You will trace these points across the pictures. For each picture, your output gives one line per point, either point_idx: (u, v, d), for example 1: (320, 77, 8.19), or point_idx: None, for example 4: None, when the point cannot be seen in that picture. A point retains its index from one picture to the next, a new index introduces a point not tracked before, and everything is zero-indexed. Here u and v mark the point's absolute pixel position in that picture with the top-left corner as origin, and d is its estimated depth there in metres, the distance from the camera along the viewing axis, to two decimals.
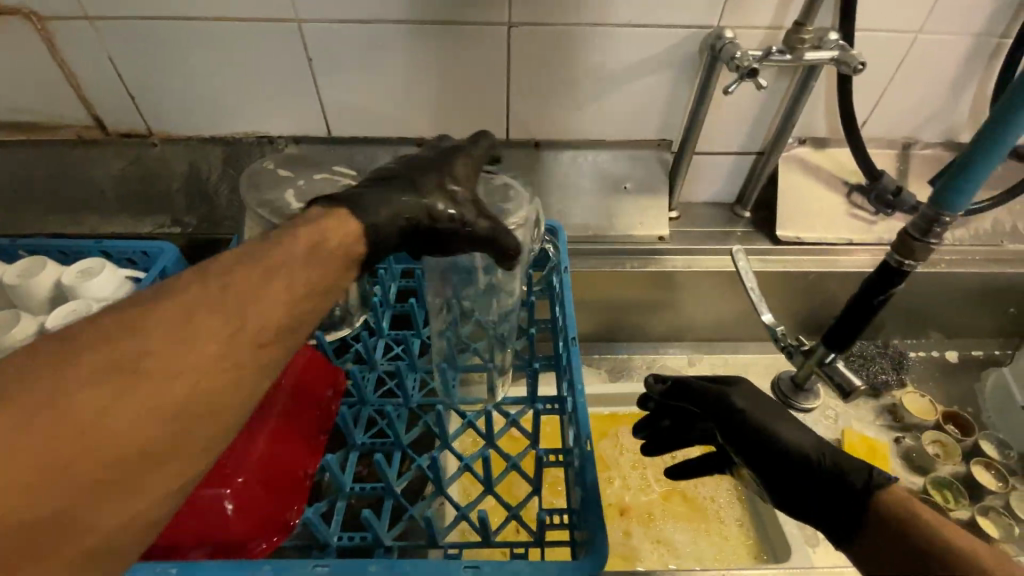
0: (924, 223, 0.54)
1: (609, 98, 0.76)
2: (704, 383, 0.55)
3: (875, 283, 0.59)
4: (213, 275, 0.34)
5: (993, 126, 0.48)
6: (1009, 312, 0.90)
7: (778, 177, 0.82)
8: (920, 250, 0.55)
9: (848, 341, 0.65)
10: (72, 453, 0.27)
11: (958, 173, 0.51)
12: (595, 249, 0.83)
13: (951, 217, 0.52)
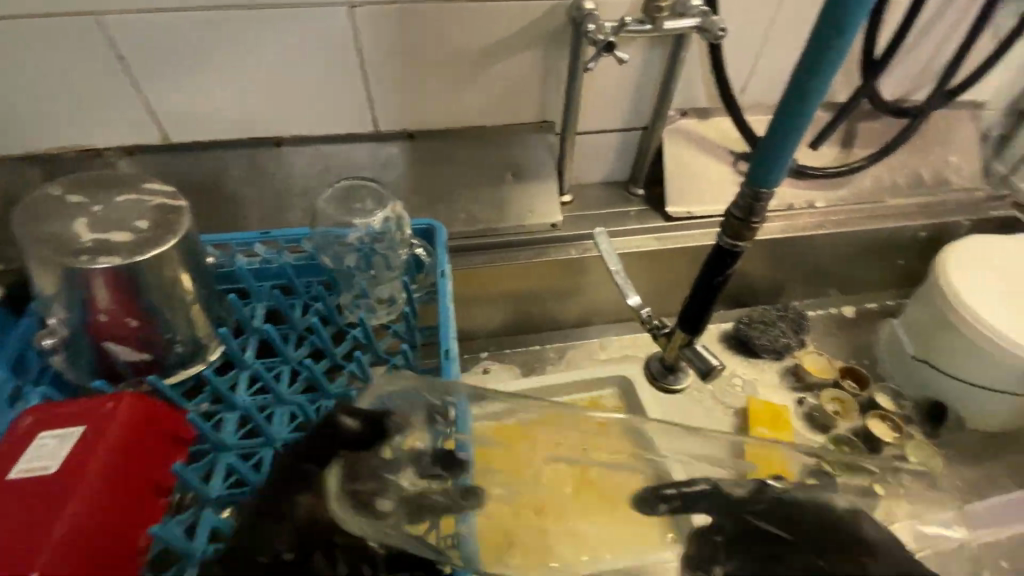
0: (746, 203, 0.53)
1: (478, 81, 0.70)
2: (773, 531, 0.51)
3: (716, 264, 0.59)
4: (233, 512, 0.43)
5: (799, 89, 0.45)
6: (898, 264, 0.93)
7: (665, 150, 0.79)
8: (746, 228, 0.55)
9: (703, 320, 0.65)
10: None
11: (766, 151, 0.49)
12: (487, 243, 0.77)
13: (768, 191, 0.51)
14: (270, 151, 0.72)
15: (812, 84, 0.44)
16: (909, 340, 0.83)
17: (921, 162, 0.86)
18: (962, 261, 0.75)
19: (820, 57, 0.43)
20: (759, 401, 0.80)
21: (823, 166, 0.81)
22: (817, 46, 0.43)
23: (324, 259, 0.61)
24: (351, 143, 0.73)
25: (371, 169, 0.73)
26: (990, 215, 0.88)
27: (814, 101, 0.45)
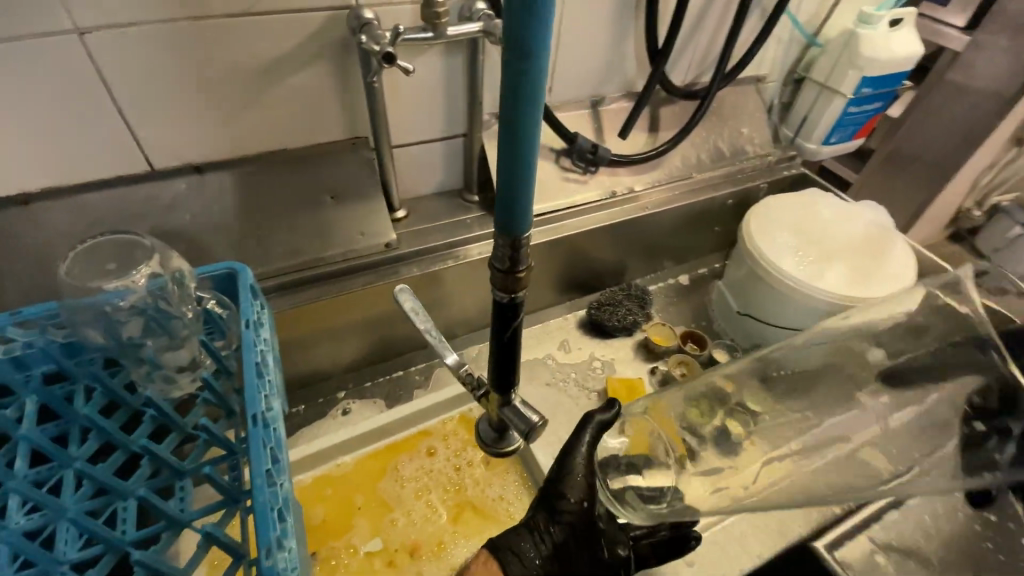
0: (507, 253, 0.43)
1: (267, 102, 0.63)
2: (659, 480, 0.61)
3: (500, 317, 0.47)
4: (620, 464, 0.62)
5: (508, 123, 0.36)
6: (718, 229, 1.03)
7: (489, 154, 0.79)
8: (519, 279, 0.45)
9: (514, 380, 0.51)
10: None
11: (503, 197, 0.39)
12: (315, 276, 0.71)
13: (525, 239, 0.42)
14: (18, 213, 0.58)
15: (518, 119, 0.35)
16: (732, 297, 0.93)
17: (719, 136, 0.95)
18: (763, 223, 0.86)
19: (518, 91, 0.34)
20: (614, 379, 0.84)
21: (633, 154, 0.87)
22: (509, 70, 0.34)
23: (89, 335, 0.49)
24: (124, 188, 0.62)
25: (155, 216, 0.63)
26: (784, 174, 0.99)
27: (535, 129, 0.36)
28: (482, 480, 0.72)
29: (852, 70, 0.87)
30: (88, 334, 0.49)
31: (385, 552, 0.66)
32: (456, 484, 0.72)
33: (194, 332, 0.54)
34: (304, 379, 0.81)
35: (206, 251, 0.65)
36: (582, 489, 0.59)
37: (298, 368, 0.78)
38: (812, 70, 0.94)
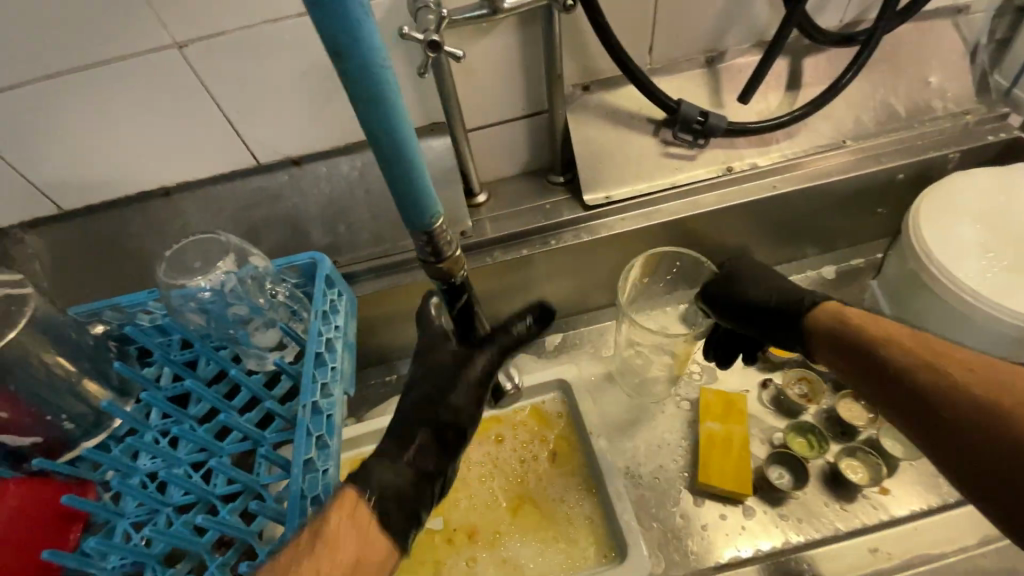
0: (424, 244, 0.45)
1: (345, 93, 0.65)
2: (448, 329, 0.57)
3: (450, 296, 0.52)
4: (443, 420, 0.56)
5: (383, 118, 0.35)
6: (882, 212, 0.80)
7: (574, 131, 0.71)
8: (451, 265, 0.48)
9: (475, 318, 0.57)
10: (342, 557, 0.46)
11: (399, 184, 0.39)
12: (394, 261, 0.73)
13: (436, 224, 0.43)
14: (161, 202, 0.70)
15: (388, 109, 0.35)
16: (887, 304, 0.74)
17: (889, 91, 0.73)
18: (937, 212, 0.65)
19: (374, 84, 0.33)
20: (710, 390, 0.72)
21: (755, 120, 0.71)
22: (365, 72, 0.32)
23: (192, 318, 0.57)
24: (239, 181, 0.70)
25: (262, 206, 0.71)
26: (989, 139, 0.73)
27: (402, 119, 0.36)
28: (545, 478, 0.70)
29: None
30: (192, 319, 0.57)
31: (444, 530, 0.67)
32: (519, 476, 0.71)
33: (276, 317, 0.59)
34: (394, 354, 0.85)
35: (302, 237, 0.71)
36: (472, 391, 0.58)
37: (386, 346, 0.83)
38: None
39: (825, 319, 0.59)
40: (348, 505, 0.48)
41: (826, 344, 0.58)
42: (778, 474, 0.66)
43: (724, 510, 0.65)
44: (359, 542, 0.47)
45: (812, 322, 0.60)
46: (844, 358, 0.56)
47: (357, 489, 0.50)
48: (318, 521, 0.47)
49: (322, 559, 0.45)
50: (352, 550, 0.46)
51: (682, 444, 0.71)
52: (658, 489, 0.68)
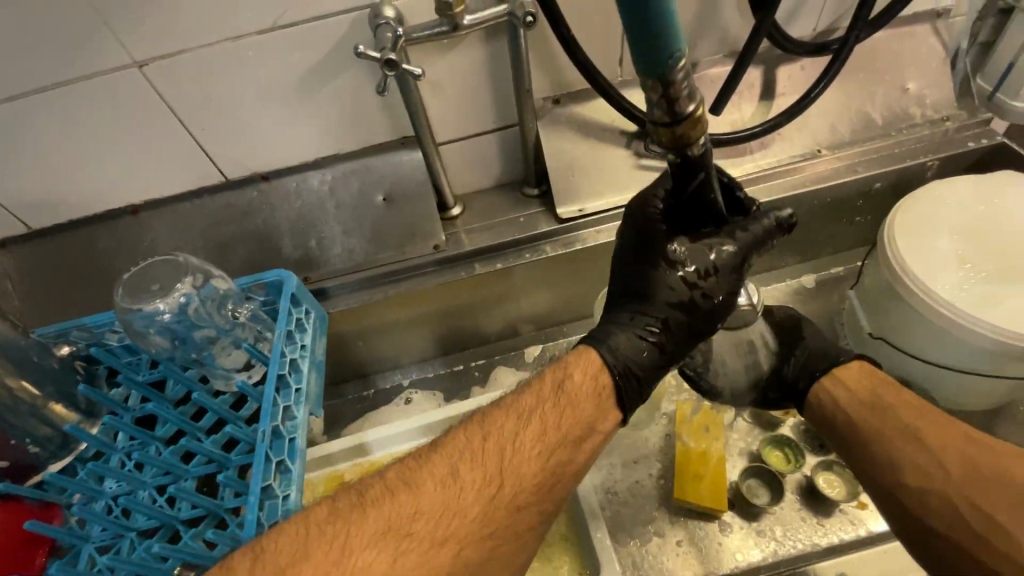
0: (670, 120, 0.36)
1: (313, 111, 0.65)
2: (631, 323, 0.51)
3: (684, 189, 0.42)
4: (560, 392, 0.50)
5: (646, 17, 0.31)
6: (861, 220, 0.79)
7: (546, 144, 0.70)
8: (690, 137, 0.37)
9: (711, 206, 0.45)
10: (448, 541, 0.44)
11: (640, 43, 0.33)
12: (366, 277, 0.72)
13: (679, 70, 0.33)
14: (130, 220, 0.69)
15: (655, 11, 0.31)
16: (864, 315, 0.73)
17: (866, 99, 0.72)
18: (912, 225, 0.64)
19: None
20: (688, 406, 0.71)
21: (730, 131, 0.70)
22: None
23: (154, 341, 0.56)
24: (208, 199, 0.70)
25: (232, 224, 0.70)
26: (968, 148, 0.72)
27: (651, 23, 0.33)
28: None
29: None
30: (154, 342, 0.56)
31: None
32: None
33: (241, 337, 0.58)
34: (372, 368, 0.83)
35: (274, 251, 0.70)
36: (717, 282, 0.49)
37: (362, 361, 0.81)
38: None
39: (851, 376, 0.60)
40: (593, 364, 0.50)
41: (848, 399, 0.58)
42: (755, 490, 0.65)
43: (701, 525, 0.65)
44: (592, 403, 0.50)
45: (843, 376, 0.60)
46: (863, 414, 0.57)
47: (595, 347, 0.51)
48: (564, 374, 0.50)
49: (564, 408, 0.49)
50: (588, 412, 0.49)
51: (660, 461, 0.70)
52: (634, 506, 0.67)
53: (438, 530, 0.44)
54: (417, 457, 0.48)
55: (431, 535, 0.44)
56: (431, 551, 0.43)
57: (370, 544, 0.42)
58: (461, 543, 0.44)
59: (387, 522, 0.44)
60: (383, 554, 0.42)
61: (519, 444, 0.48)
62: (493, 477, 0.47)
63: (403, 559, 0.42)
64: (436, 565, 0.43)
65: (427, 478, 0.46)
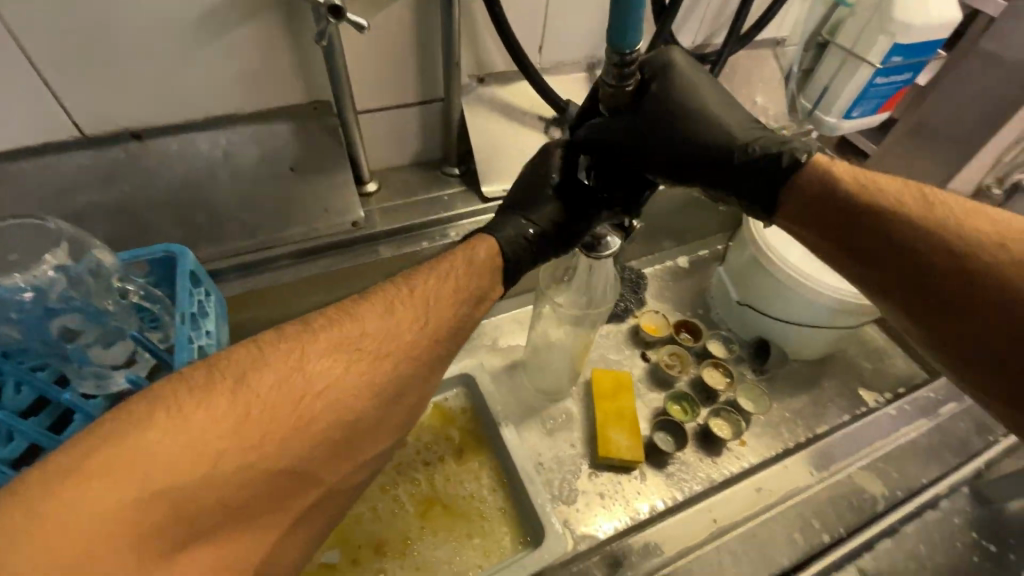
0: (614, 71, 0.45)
1: (209, 61, 0.56)
2: (517, 229, 0.50)
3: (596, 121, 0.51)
4: (461, 254, 0.49)
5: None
6: (723, 209, 0.95)
7: (469, 123, 0.70)
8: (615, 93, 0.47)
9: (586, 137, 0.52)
10: (384, 369, 0.41)
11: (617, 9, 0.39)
12: (274, 257, 0.64)
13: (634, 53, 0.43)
14: None
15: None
16: (732, 286, 0.87)
17: None
18: None
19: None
20: (601, 371, 0.77)
21: None
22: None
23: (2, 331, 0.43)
24: (58, 158, 0.56)
25: (92, 189, 0.56)
26: None
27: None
28: (452, 476, 0.67)
29: (880, 36, 0.75)
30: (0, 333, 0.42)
31: (347, 551, 0.61)
32: (425, 480, 0.67)
33: (125, 325, 0.47)
34: None
35: (152, 226, 0.59)
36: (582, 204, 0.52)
37: None
38: (837, 34, 0.82)
39: (830, 190, 0.46)
40: (491, 249, 0.49)
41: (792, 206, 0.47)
42: (662, 439, 0.74)
43: (620, 478, 0.70)
44: (482, 276, 0.48)
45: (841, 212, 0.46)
46: (894, 265, 0.44)
47: (494, 236, 0.50)
48: (472, 252, 0.49)
49: (471, 271, 0.48)
50: (485, 280, 0.48)
51: (581, 425, 0.74)
52: (561, 470, 0.70)
53: (383, 346, 0.42)
54: (348, 303, 0.44)
55: (377, 348, 0.42)
56: (367, 373, 0.41)
57: (320, 355, 0.40)
58: (397, 361, 0.42)
59: (338, 338, 0.41)
60: (336, 361, 0.40)
61: (441, 292, 0.46)
62: (422, 313, 0.45)
63: (355, 372, 0.40)
64: (378, 376, 0.41)
65: (367, 310, 0.43)
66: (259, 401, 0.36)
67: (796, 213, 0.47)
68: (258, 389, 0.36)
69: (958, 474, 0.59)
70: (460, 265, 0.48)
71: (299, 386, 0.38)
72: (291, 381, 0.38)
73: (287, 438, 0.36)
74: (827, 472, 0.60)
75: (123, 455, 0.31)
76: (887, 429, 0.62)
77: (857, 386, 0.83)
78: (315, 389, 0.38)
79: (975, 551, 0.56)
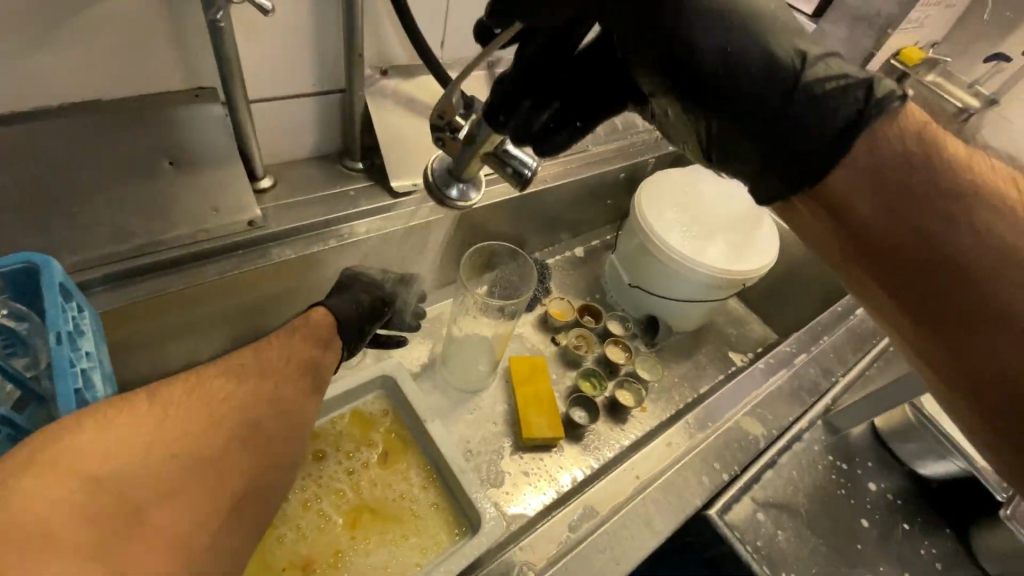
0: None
1: (65, 37, 0.48)
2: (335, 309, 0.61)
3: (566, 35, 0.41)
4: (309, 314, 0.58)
5: None
6: (611, 201, 1.04)
7: (373, 117, 0.68)
8: None
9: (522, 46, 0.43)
10: (272, 385, 0.50)
11: None
12: (155, 262, 0.56)
13: None
14: None
15: None
16: (624, 270, 0.95)
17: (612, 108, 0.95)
18: (651, 200, 0.90)
19: None
20: (516, 357, 0.80)
21: None
22: None
23: None
24: None
25: None
26: (667, 151, 1.03)
27: None
28: (379, 481, 0.65)
29: None
30: None
31: None
32: (350, 489, 0.64)
33: None
34: None
35: None
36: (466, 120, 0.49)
37: (141, 377, 0.63)
38: None
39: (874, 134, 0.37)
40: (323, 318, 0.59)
41: (855, 169, 0.37)
42: (577, 413, 0.79)
43: (543, 456, 0.74)
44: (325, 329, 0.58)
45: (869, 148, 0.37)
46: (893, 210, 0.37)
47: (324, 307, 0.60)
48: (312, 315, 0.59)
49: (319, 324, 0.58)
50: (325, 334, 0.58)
51: (502, 412, 0.77)
52: (487, 454, 0.72)
53: (265, 370, 0.50)
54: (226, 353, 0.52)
55: (262, 371, 0.50)
56: (260, 385, 0.49)
57: (215, 380, 0.47)
58: (279, 381, 0.50)
59: (230, 369, 0.49)
60: (230, 381, 0.48)
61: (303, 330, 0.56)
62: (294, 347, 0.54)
63: (248, 389, 0.48)
64: (268, 390, 0.49)
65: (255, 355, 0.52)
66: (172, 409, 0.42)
67: (856, 183, 0.37)
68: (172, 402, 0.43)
69: (812, 411, 0.73)
70: (310, 317, 0.58)
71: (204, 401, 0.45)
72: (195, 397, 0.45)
73: (204, 434, 0.42)
74: (702, 434, 0.67)
75: (63, 454, 0.35)
76: (759, 381, 0.73)
77: (727, 349, 0.97)
78: (218, 400, 0.46)
79: (832, 471, 0.69)
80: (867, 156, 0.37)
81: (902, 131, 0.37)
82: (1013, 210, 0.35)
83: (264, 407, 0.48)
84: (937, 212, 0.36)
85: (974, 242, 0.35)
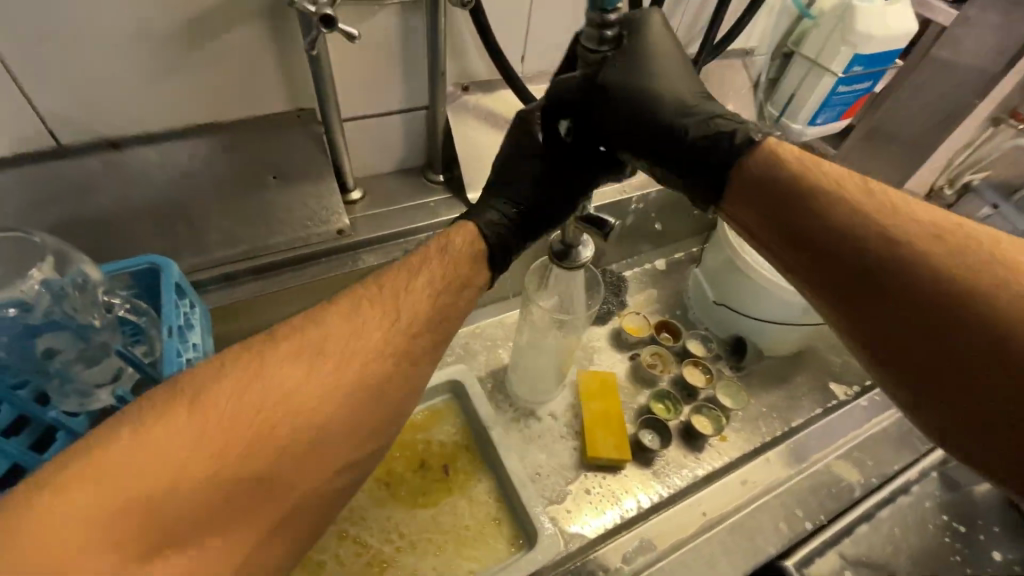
0: (595, 32, 0.46)
1: (191, 69, 0.55)
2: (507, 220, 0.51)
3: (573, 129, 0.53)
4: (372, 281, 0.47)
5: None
6: (697, 211, 0.98)
7: (454, 131, 0.71)
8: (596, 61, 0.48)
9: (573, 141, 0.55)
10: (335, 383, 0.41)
11: None
12: (255, 266, 0.63)
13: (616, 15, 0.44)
14: None
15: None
16: (709, 286, 0.89)
17: None
18: None
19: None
20: (590, 374, 0.78)
21: None
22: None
23: None
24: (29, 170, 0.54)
25: (66, 201, 0.55)
26: None
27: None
28: (442, 485, 0.67)
29: (843, 47, 0.81)
30: None
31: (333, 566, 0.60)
32: (417, 490, 0.66)
33: (108, 341, 0.47)
34: None
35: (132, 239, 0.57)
36: None
37: None
38: (803, 44, 0.87)
39: (764, 163, 0.45)
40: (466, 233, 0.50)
41: (744, 188, 0.46)
42: (648, 437, 0.75)
43: (610, 478, 0.71)
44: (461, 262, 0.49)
45: (757, 174, 0.45)
46: (784, 217, 0.45)
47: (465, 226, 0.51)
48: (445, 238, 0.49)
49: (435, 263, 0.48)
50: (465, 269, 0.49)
51: (570, 430, 0.75)
52: (554, 474, 0.71)
53: (350, 350, 0.43)
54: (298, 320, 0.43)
55: (341, 351, 0.42)
56: (332, 381, 0.41)
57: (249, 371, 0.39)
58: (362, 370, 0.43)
59: (294, 347, 0.41)
60: (294, 368, 0.40)
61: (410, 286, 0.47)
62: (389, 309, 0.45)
63: (311, 385, 0.40)
64: (335, 396, 0.41)
65: (334, 313, 0.44)
66: (215, 414, 0.36)
67: (749, 201, 0.46)
68: (207, 418, 0.36)
69: None
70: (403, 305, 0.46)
71: (259, 395, 0.38)
72: (250, 389, 0.38)
73: (248, 450, 0.37)
74: None
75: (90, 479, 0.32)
76: None
77: (829, 379, 0.86)
78: (243, 422, 0.37)
79: None
80: (752, 177, 0.45)
81: (772, 156, 0.45)
82: (873, 204, 0.42)
83: (325, 413, 0.40)
84: (818, 214, 0.43)
85: (849, 236, 0.42)
